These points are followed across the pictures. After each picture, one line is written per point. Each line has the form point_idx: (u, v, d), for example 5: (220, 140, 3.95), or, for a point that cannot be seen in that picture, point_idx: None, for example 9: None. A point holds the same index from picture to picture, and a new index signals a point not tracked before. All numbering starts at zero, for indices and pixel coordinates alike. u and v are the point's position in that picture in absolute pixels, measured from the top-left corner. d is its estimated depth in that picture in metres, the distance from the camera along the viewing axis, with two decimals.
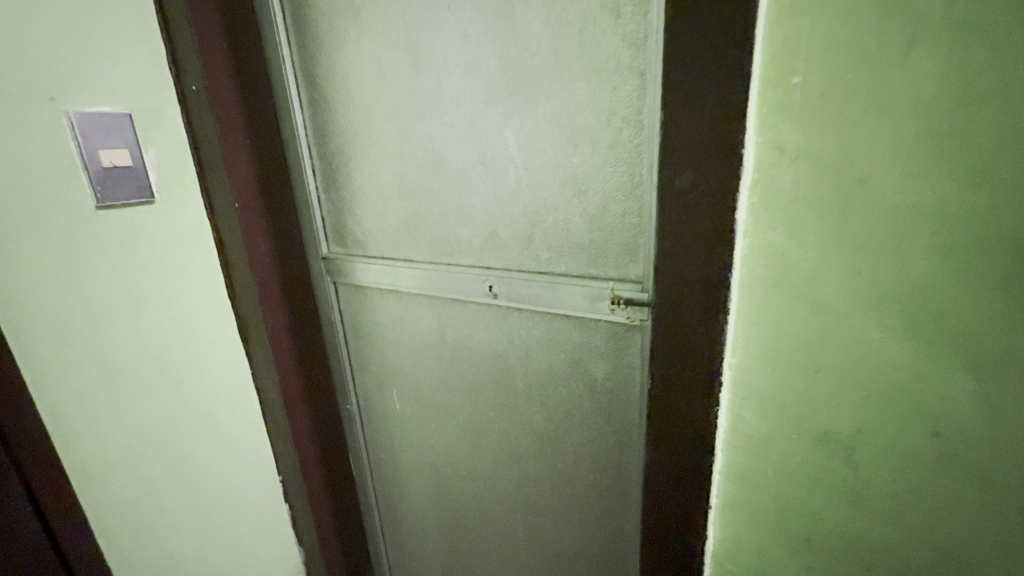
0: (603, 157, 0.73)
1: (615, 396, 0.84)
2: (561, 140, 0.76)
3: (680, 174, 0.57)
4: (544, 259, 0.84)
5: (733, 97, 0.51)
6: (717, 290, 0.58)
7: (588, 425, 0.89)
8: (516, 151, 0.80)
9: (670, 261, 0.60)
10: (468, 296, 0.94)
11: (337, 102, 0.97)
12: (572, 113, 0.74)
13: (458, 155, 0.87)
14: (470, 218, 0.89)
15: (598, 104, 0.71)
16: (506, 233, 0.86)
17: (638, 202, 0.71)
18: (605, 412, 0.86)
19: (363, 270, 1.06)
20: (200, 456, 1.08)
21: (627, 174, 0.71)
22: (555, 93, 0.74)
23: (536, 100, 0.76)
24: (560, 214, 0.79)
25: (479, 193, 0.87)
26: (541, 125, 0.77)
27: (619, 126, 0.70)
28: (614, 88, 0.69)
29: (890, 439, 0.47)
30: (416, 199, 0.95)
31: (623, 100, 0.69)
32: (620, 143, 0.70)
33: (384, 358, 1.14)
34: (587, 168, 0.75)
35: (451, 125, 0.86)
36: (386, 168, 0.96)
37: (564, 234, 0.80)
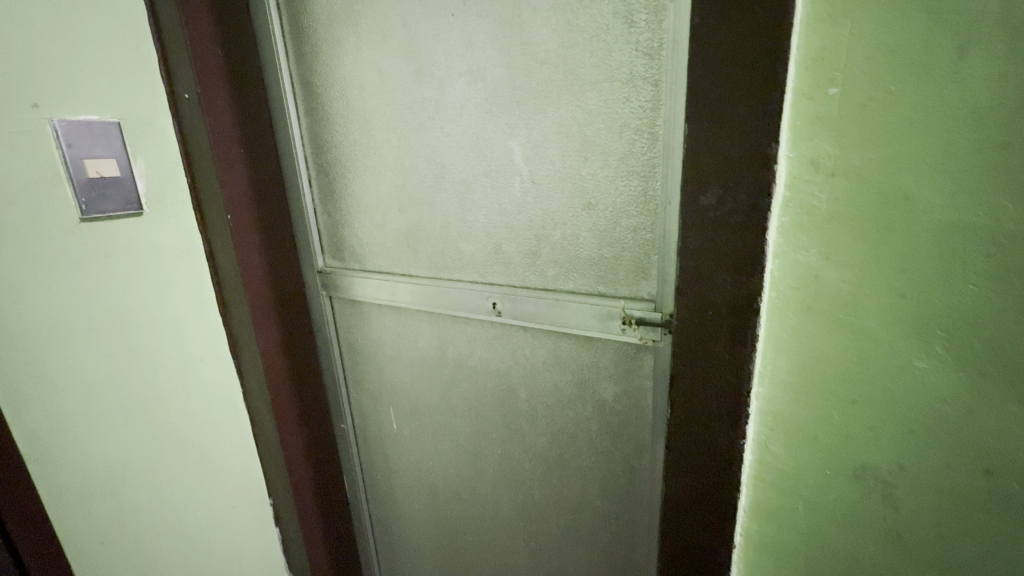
0: (614, 170, 0.70)
1: (627, 420, 0.80)
2: (570, 152, 0.72)
3: (702, 189, 0.54)
4: (551, 276, 0.80)
5: (759, 108, 0.48)
6: (742, 311, 0.54)
7: (595, 448, 0.85)
8: (522, 163, 0.77)
9: (691, 280, 0.57)
10: (469, 313, 0.90)
11: (335, 112, 0.94)
12: (582, 125, 0.70)
13: (462, 167, 0.83)
14: (473, 231, 0.86)
15: (609, 115, 0.68)
16: (510, 248, 0.83)
17: (652, 217, 0.68)
18: (614, 435, 0.82)
19: (361, 285, 1.02)
20: (186, 481, 1.02)
21: (641, 188, 0.68)
22: (564, 105, 0.71)
23: (544, 111, 0.73)
24: (568, 228, 0.76)
25: (482, 206, 0.83)
26: (548, 136, 0.74)
27: (631, 138, 0.67)
28: (626, 98, 0.66)
29: (935, 476, 0.44)
30: (417, 211, 0.91)
31: (637, 112, 0.66)
32: (632, 155, 0.67)
33: (381, 375, 1.10)
34: (597, 182, 0.71)
35: (453, 136, 0.83)
36: (386, 180, 0.93)
37: (573, 251, 0.77)
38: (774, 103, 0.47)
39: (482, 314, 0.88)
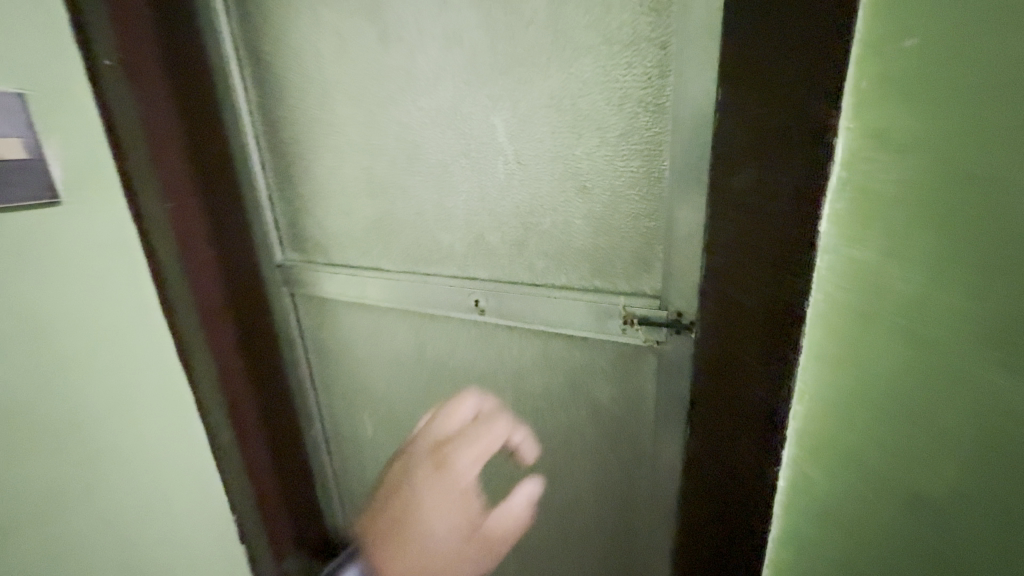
0: (613, 148, 0.61)
1: (627, 425, 0.73)
2: (563, 128, 0.63)
3: (737, 170, 0.46)
4: (540, 269, 0.71)
5: (810, 75, 0.41)
6: (782, 311, 0.48)
7: (591, 455, 0.78)
8: (506, 141, 0.67)
9: (722, 278, 0.50)
10: (450, 311, 0.80)
11: (289, 84, 0.82)
12: (575, 97, 0.61)
13: (437, 146, 0.73)
14: (451, 219, 0.76)
15: (608, 85, 0.59)
16: (494, 238, 0.73)
17: (655, 202, 0.60)
18: (612, 441, 0.75)
19: (327, 283, 0.91)
20: (136, 503, 0.91)
21: (644, 169, 0.60)
22: (556, 72, 0.62)
23: (531, 80, 0.63)
24: (559, 216, 0.67)
25: (461, 190, 0.73)
26: (536, 110, 0.64)
27: (633, 111, 0.58)
28: (627, 65, 0.57)
29: (996, 518, 0.36)
30: (387, 197, 0.80)
31: (640, 81, 0.57)
32: (634, 131, 0.59)
33: (353, 378, 1.00)
34: (593, 163, 0.63)
35: (426, 111, 0.72)
36: (349, 162, 0.82)
37: (565, 241, 0.68)
38: (832, 68, 0.40)
39: (464, 312, 0.79)
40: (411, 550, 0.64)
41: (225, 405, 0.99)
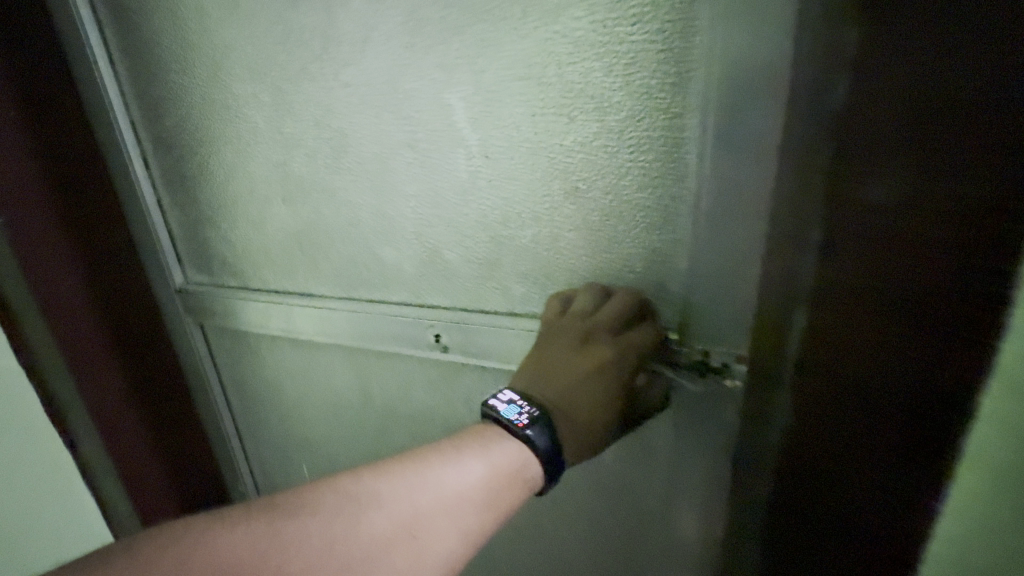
0: (616, 137, 0.45)
1: (640, 484, 0.58)
2: (546, 110, 0.46)
3: (867, 193, 0.27)
4: (518, 295, 0.55)
5: (995, 42, 0.23)
6: (941, 414, 0.30)
7: (590, 514, 0.63)
8: (467, 128, 0.49)
9: (838, 363, 0.31)
10: (402, 347, 0.63)
11: (168, 52, 0.60)
12: (560, 64, 0.44)
13: (370, 136, 0.53)
14: (397, 233, 0.58)
15: (609, 48, 0.42)
16: (454, 256, 0.56)
17: (676, 209, 0.45)
18: (616, 500, 0.60)
19: (245, 313, 0.72)
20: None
21: (660, 165, 0.44)
22: (534, 29, 0.44)
23: (496, 42, 0.45)
24: (542, 227, 0.51)
25: (407, 195, 0.55)
26: (506, 83, 0.46)
27: (645, 85, 0.42)
28: (635, 18, 0.41)
29: None
30: (312, 204, 0.61)
31: (654, 40, 0.41)
32: (645, 110, 0.43)
33: (285, 425, 0.81)
34: (589, 157, 0.46)
35: (353, 87, 0.52)
36: (256, 157, 0.61)
37: (552, 259, 0.52)
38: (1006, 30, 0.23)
39: (420, 349, 0.62)
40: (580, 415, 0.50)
41: (109, 451, 0.82)
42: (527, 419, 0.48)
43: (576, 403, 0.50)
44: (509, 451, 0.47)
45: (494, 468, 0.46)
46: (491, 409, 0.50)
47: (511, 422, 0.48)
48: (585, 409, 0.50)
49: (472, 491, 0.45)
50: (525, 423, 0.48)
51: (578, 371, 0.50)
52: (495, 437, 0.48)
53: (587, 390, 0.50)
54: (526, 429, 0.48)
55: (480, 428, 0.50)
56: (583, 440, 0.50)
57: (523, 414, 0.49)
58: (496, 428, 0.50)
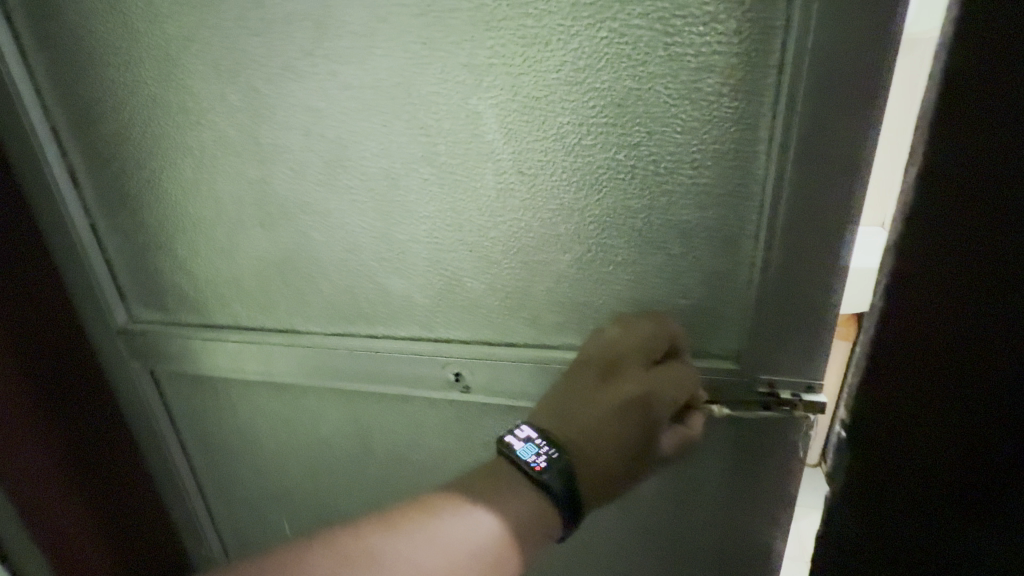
0: (677, 151, 0.39)
1: (683, 529, 0.53)
2: (595, 120, 0.40)
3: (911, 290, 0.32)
4: (550, 326, 0.49)
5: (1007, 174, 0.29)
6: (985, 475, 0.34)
7: (621, 562, 0.57)
8: (499, 139, 0.43)
9: (894, 436, 0.35)
10: (410, 388, 0.55)
11: (102, 43, 0.49)
12: (613, 68, 0.38)
13: (377, 148, 0.46)
14: (406, 260, 0.50)
15: (674, 51, 0.37)
16: (475, 282, 0.49)
17: (743, 232, 0.41)
18: (653, 546, 0.55)
19: (215, 355, 0.61)
20: None
21: (728, 183, 0.39)
22: (586, 27, 0.38)
23: (537, 41, 0.39)
24: (582, 252, 0.45)
25: (420, 216, 0.48)
26: (547, 89, 0.40)
27: (717, 92, 0.37)
28: (707, 16, 0.36)
29: None
30: (298, 229, 0.51)
31: (726, 43, 0.36)
32: (712, 121, 0.38)
33: (260, 480, 0.70)
34: (644, 173, 0.41)
35: (355, 90, 0.44)
36: (224, 171, 0.51)
37: (595, 288, 0.46)
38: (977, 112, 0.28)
39: (432, 389, 0.54)
40: (594, 441, 0.44)
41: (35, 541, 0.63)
42: (543, 461, 0.43)
43: (598, 446, 0.44)
44: (519, 505, 0.43)
45: (507, 523, 0.42)
46: (506, 446, 0.44)
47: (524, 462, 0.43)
48: (608, 453, 0.43)
49: (478, 550, 0.41)
50: (542, 466, 0.43)
51: (599, 410, 0.44)
52: (513, 483, 0.43)
53: (610, 430, 0.44)
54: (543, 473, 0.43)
55: (491, 469, 0.45)
56: (593, 472, 0.43)
57: (540, 456, 0.43)
58: (513, 469, 0.44)
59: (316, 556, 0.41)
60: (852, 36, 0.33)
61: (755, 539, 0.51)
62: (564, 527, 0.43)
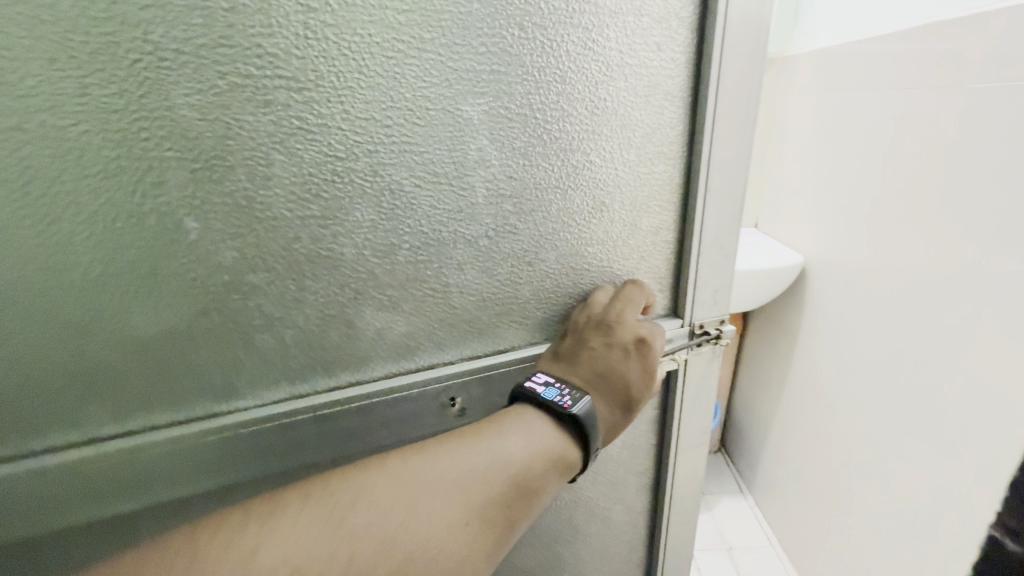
0: (636, 151, 0.48)
1: (639, 464, 0.65)
2: (574, 128, 0.45)
3: None
4: (536, 320, 0.52)
5: None
6: None
7: (595, 513, 0.65)
8: (488, 146, 0.42)
9: None
10: (393, 435, 0.47)
11: None
12: (594, 82, 0.44)
13: (347, 161, 0.38)
14: (388, 292, 0.43)
15: (634, 71, 0.45)
16: (466, 296, 0.47)
17: (677, 210, 0.53)
18: (619, 485, 0.65)
19: (65, 500, 0.38)
20: None
21: (666, 174, 0.51)
22: (568, 44, 0.42)
23: (529, 53, 0.41)
24: (566, 246, 0.49)
25: (403, 238, 0.42)
26: (540, 98, 0.43)
27: (661, 105, 0.48)
28: (656, 47, 0.45)
29: None
30: (229, 276, 0.37)
31: (669, 69, 0.47)
32: (659, 130, 0.49)
33: None
34: (614, 170, 0.48)
35: (318, 91, 0.35)
36: (70, 204, 0.32)
37: (574, 276, 0.51)
38: None
39: (422, 424, 0.49)
40: (602, 384, 0.48)
41: None
42: (569, 399, 0.46)
43: (604, 392, 0.48)
44: (513, 443, 0.42)
45: (499, 461, 0.41)
46: (529, 393, 0.47)
47: (552, 398, 0.46)
48: (614, 398, 0.48)
49: (474, 491, 0.39)
50: (572, 403, 0.45)
51: (607, 363, 0.48)
52: (534, 424, 0.45)
53: (617, 378, 0.48)
54: (573, 408, 0.45)
55: (515, 411, 0.46)
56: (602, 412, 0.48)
57: (565, 395, 0.46)
58: (536, 412, 0.46)
59: (288, 517, 0.35)
60: (743, 72, 0.48)
61: (689, 453, 0.66)
62: (563, 467, 0.44)
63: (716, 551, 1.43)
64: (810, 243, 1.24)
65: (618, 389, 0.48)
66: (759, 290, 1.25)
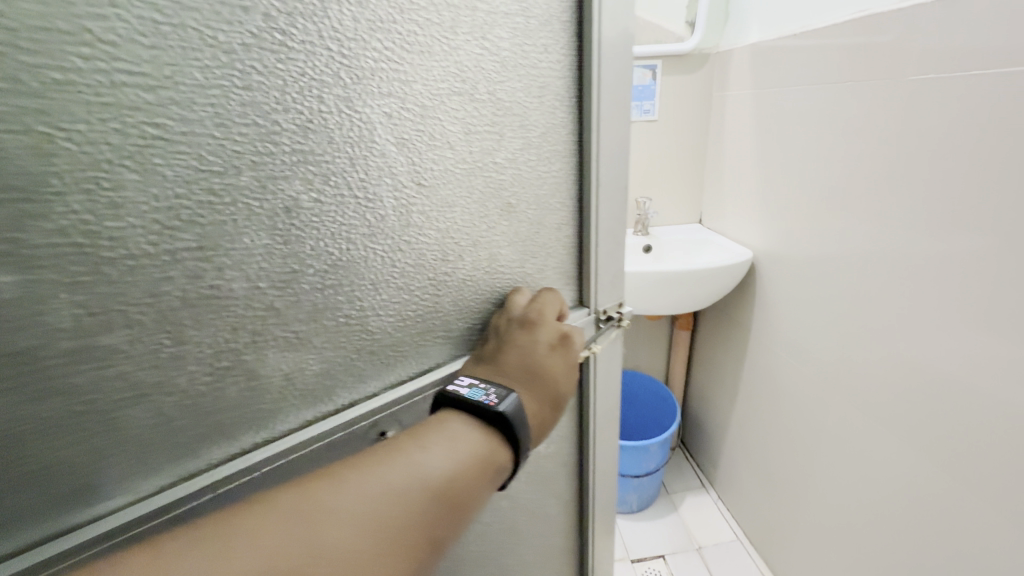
0: (535, 151, 0.44)
1: (568, 465, 0.62)
2: (479, 129, 0.40)
3: None
4: (458, 335, 0.46)
5: None
6: None
7: (539, 528, 0.61)
8: (394, 152, 0.35)
9: None
10: None
11: None
12: (490, 79, 0.39)
13: (226, 177, 0.29)
14: (293, 328, 0.34)
15: (528, 70, 0.42)
16: (382, 323, 0.39)
17: (573, 212, 0.50)
18: (557, 492, 0.62)
19: None
20: None
21: (563, 173, 0.47)
22: (462, 42, 0.37)
23: (423, 48, 0.35)
24: (478, 257, 0.44)
25: (307, 262, 0.33)
26: (438, 99, 0.37)
27: (553, 105, 0.44)
28: (543, 47, 0.42)
29: None
30: (69, 340, 0.27)
31: (555, 67, 0.44)
32: (552, 130, 0.45)
33: None
34: (517, 171, 0.44)
35: (176, 88, 0.26)
36: None
37: (490, 281, 0.46)
38: None
39: None
40: (532, 384, 0.43)
41: None
42: (495, 396, 0.39)
43: (538, 393, 0.43)
44: (434, 455, 0.35)
45: (423, 480, 0.34)
46: (451, 395, 0.40)
47: (478, 397, 0.39)
48: (546, 399, 0.43)
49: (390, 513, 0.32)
50: (498, 400, 0.39)
51: (536, 362, 0.43)
52: (458, 428, 0.38)
53: (547, 377, 0.44)
54: (501, 405, 0.38)
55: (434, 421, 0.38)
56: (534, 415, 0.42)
57: (491, 392, 0.39)
58: (460, 417, 0.39)
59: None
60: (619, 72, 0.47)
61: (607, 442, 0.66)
62: (492, 481, 0.38)
63: (688, 552, 1.41)
64: (759, 237, 1.25)
65: (548, 390, 0.44)
66: (716, 286, 1.24)
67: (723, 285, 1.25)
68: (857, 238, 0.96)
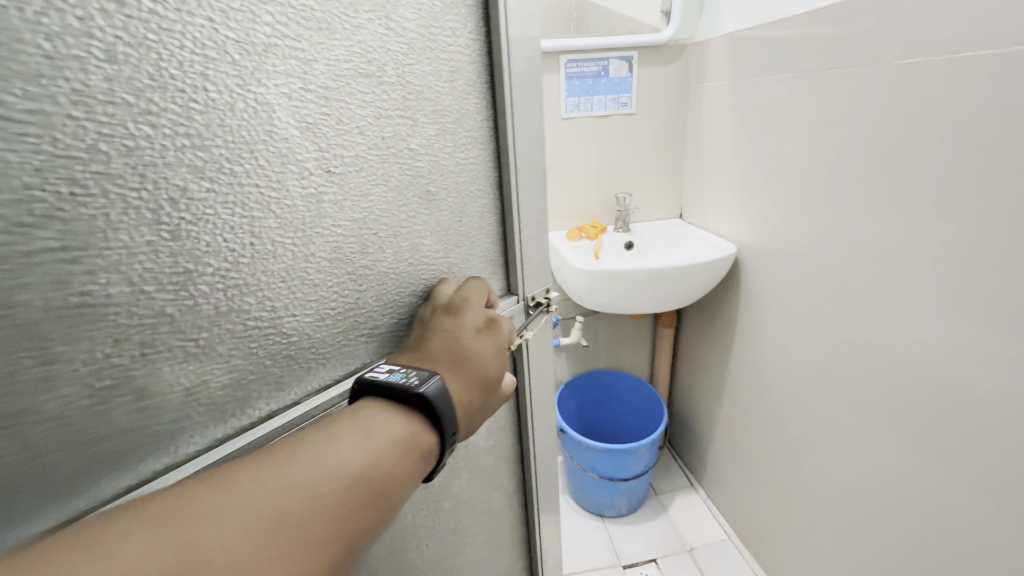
0: (451, 137, 0.44)
1: (509, 456, 0.61)
2: (390, 114, 0.38)
3: None
4: (384, 329, 0.44)
5: None
6: None
7: (483, 523, 0.60)
8: (298, 136, 0.32)
9: None
10: None
11: None
12: (398, 64, 0.38)
13: (93, 164, 0.25)
14: (192, 336, 0.31)
15: (437, 57, 0.41)
16: (294, 323, 0.36)
17: (494, 199, 0.51)
18: (499, 485, 0.61)
19: None
20: None
21: (480, 159, 0.48)
22: (365, 20, 0.35)
23: (320, 27, 0.32)
24: (398, 247, 0.42)
25: (201, 261, 0.30)
26: (344, 83, 0.34)
27: (465, 90, 0.45)
28: (453, 32, 0.42)
29: None
30: None
31: (466, 52, 0.44)
32: (467, 116, 0.45)
33: None
34: (434, 158, 0.43)
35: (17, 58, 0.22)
36: None
37: (412, 272, 0.44)
38: None
39: None
40: (460, 366, 0.40)
41: None
42: (416, 379, 0.37)
43: (466, 376, 0.40)
44: (348, 444, 0.32)
45: (336, 471, 0.31)
46: (370, 381, 0.37)
47: (397, 381, 0.36)
48: (477, 382, 0.41)
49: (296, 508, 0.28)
50: (418, 382, 0.36)
51: (462, 346, 0.41)
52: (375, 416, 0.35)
53: (475, 360, 0.42)
54: (421, 387, 0.36)
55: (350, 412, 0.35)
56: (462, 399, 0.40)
57: (411, 376, 0.37)
58: (378, 405, 0.36)
59: None
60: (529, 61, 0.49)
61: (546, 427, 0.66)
62: (416, 468, 0.35)
63: (681, 556, 1.37)
64: (739, 233, 1.23)
65: (476, 373, 0.41)
66: (698, 282, 1.21)
67: (705, 283, 1.22)
68: (839, 229, 0.93)
